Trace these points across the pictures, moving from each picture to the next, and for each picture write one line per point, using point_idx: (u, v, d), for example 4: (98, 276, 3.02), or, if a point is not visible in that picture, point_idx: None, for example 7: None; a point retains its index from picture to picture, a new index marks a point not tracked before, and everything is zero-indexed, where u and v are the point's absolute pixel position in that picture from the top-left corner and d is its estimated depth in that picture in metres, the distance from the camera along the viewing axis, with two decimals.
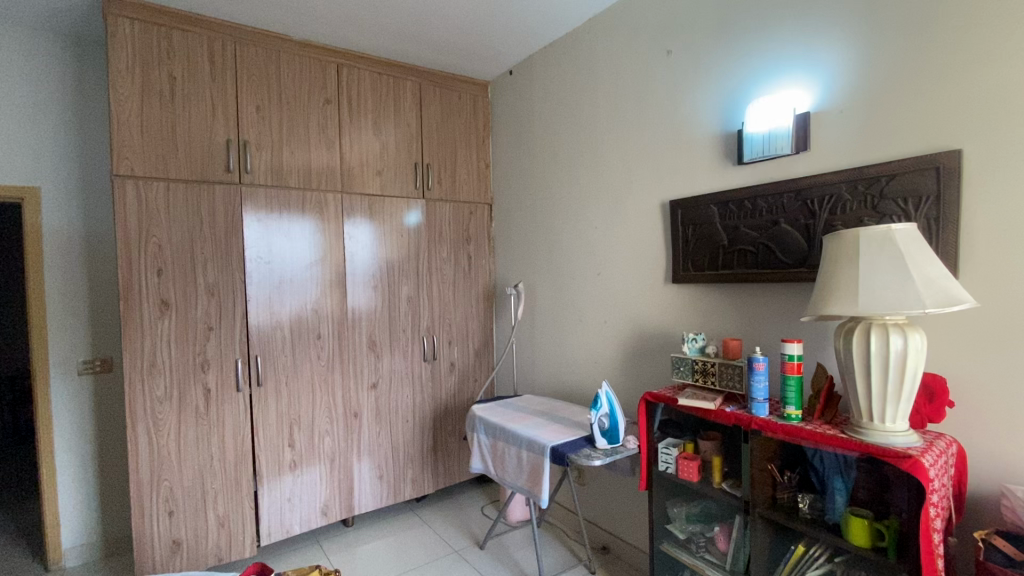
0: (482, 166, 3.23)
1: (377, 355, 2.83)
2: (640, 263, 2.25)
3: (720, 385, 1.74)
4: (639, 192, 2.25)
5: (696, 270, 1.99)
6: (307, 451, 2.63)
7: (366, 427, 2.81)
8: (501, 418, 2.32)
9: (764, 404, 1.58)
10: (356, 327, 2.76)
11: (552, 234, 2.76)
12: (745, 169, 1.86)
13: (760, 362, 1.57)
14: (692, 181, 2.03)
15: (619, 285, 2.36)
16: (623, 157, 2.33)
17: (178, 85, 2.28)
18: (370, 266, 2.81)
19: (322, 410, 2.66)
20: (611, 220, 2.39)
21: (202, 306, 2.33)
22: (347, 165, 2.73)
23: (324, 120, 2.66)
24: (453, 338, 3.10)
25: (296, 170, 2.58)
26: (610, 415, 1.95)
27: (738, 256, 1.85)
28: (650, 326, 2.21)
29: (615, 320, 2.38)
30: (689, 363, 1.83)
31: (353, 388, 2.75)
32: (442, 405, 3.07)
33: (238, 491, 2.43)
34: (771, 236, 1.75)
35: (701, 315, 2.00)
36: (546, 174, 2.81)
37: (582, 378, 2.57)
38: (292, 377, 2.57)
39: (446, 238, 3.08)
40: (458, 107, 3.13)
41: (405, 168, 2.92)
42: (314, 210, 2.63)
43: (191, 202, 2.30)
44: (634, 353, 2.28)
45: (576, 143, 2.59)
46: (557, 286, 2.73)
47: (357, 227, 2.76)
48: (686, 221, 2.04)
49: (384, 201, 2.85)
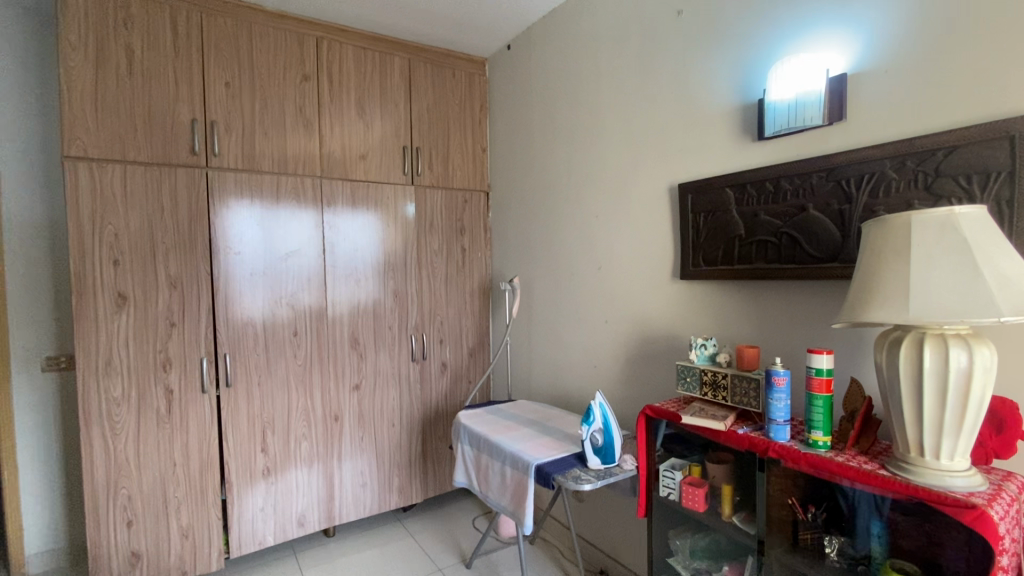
0: (478, 151, 2.98)
1: (360, 354, 2.61)
2: (645, 257, 1.98)
3: (733, 401, 1.47)
4: (644, 176, 1.98)
5: (708, 264, 1.72)
6: (282, 457, 2.44)
7: (348, 432, 2.60)
8: (487, 428, 2.08)
9: (785, 426, 1.30)
10: (336, 324, 2.55)
11: (550, 224, 2.50)
12: (767, 145, 1.57)
13: (781, 376, 1.30)
14: (704, 162, 1.76)
15: (621, 282, 2.09)
16: (628, 137, 2.06)
17: (137, 59, 2.09)
18: (353, 258, 2.59)
19: (298, 414, 2.47)
20: (613, 208, 2.13)
21: (164, 300, 2.14)
22: (327, 148, 2.51)
23: (302, 98, 2.44)
24: (444, 336, 2.88)
25: (270, 153, 2.37)
26: (604, 430, 1.70)
27: (757, 248, 1.57)
28: (654, 328, 1.95)
29: (617, 321, 2.12)
30: (697, 374, 1.56)
31: (334, 390, 2.55)
32: (432, 408, 2.85)
33: (204, 500, 2.25)
34: (797, 225, 1.47)
35: (712, 317, 1.73)
36: (544, 159, 2.55)
37: (581, 384, 2.32)
38: (266, 377, 2.38)
39: (437, 228, 2.84)
40: (452, 86, 2.88)
41: (393, 152, 2.69)
42: (290, 197, 2.42)
43: (152, 187, 2.11)
44: (636, 358, 2.02)
45: (576, 122, 2.33)
46: (555, 281, 2.47)
47: (338, 216, 2.54)
48: (697, 207, 1.76)
49: (368, 188, 2.63)
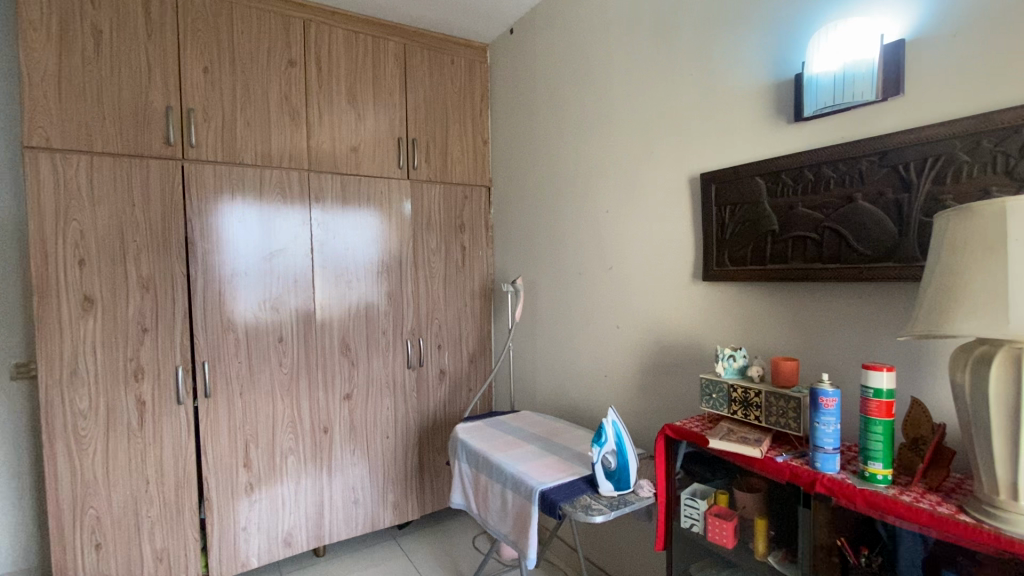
0: (479, 144, 2.79)
1: (352, 361, 2.43)
2: (662, 257, 1.79)
3: (769, 422, 1.27)
4: (661, 167, 1.78)
5: (735, 264, 1.53)
6: (267, 473, 2.26)
7: (339, 445, 2.42)
8: (487, 445, 1.89)
9: (835, 455, 1.10)
10: (326, 329, 2.36)
11: (557, 221, 2.31)
12: (805, 127, 1.37)
13: (831, 398, 1.11)
14: (730, 149, 1.56)
15: (635, 284, 1.90)
16: (642, 123, 1.86)
17: (105, 41, 1.92)
18: (342, 257, 2.41)
19: (284, 425, 2.29)
20: (625, 202, 1.93)
21: (135, 304, 1.97)
22: (315, 139, 2.32)
23: (287, 85, 2.26)
24: (442, 341, 2.69)
25: (253, 145, 2.19)
26: (618, 451, 1.50)
27: (793, 246, 1.38)
28: (672, 335, 1.75)
29: (630, 327, 1.92)
30: (726, 390, 1.37)
31: (323, 400, 2.37)
32: (429, 419, 2.66)
33: (180, 520, 2.07)
34: (842, 218, 1.27)
35: (741, 324, 1.53)
36: (550, 150, 2.35)
37: (590, 395, 2.12)
38: (248, 387, 2.20)
39: (435, 225, 2.65)
40: (451, 74, 2.69)
41: (387, 144, 2.50)
42: (275, 191, 2.24)
43: (121, 180, 1.94)
44: (653, 369, 1.82)
45: (584, 110, 2.13)
46: (561, 283, 2.27)
47: (329, 213, 2.37)
48: (722, 199, 1.56)
49: (360, 182, 2.44)
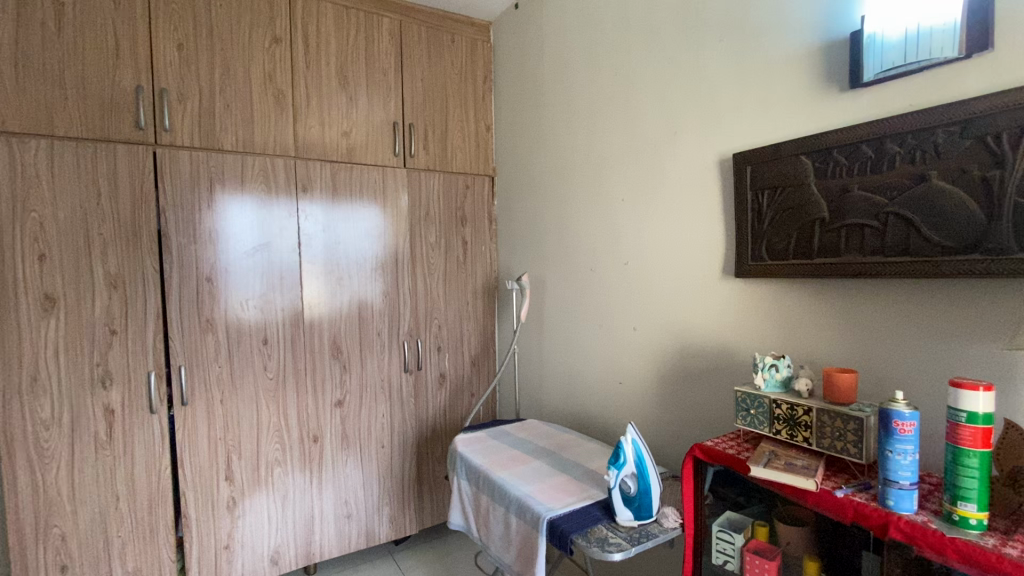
0: (482, 130, 2.59)
1: (344, 365, 2.25)
2: (688, 250, 1.58)
3: (822, 446, 1.07)
4: (686, 148, 1.57)
5: (774, 258, 1.32)
6: (252, 486, 2.08)
7: (330, 455, 2.24)
8: (488, 461, 1.70)
9: (913, 492, 0.90)
10: (315, 330, 2.18)
11: (566, 211, 2.10)
12: (861, 96, 1.16)
13: (908, 421, 0.90)
14: (770, 125, 1.35)
15: (655, 281, 1.69)
16: (663, 99, 1.65)
17: (67, 12, 1.73)
18: (333, 252, 2.22)
19: (269, 435, 2.11)
20: (644, 189, 1.72)
21: (101, 303, 1.79)
22: (302, 125, 2.13)
23: (271, 65, 2.07)
24: (442, 343, 2.50)
25: (233, 129, 2.00)
26: (638, 475, 1.29)
27: (847, 235, 1.17)
28: (698, 339, 1.55)
29: (649, 329, 1.72)
30: (767, 406, 1.17)
31: (312, 407, 2.18)
32: (428, 426, 2.47)
33: (155, 539, 1.90)
34: (911, 202, 1.06)
35: (783, 327, 1.32)
36: (558, 135, 2.15)
37: (603, 404, 1.92)
38: (229, 394, 2.02)
39: (434, 218, 2.46)
40: (451, 54, 2.49)
41: (381, 129, 2.31)
42: (258, 181, 2.05)
43: (85, 166, 1.76)
44: (676, 376, 1.62)
45: (597, 89, 1.92)
46: (571, 281, 2.07)
47: (318, 206, 2.18)
48: (759, 183, 1.35)
49: (352, 171, 2.24)
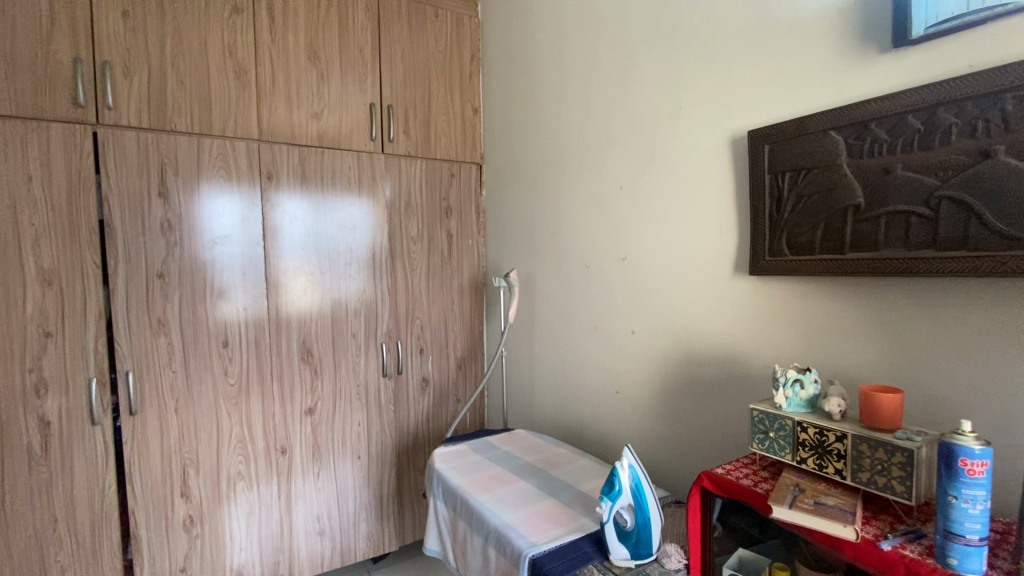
0: (469, 113, 2.39)
1: (315, 369, 2.05)
2: (694, 245, 1.38)
3: (859, 481, 0.88)
4: (692, 127, 1.37)
5: (796, 253, 1.13)
6: (211, 503, 1.89)
7: (300, 467, 2.05)
8: (468, 481, 1.51)
9: (982, 550, 0.71)
10: (283, 331, 1.99)
11: (557, 201, 1.90)
12: (905, 58, 0.96)
13: (979, 459, 0.71)
14: (792, 96, 1.15)
15: (656, 280, 1.50)
16: (667, 72, 1.45)
17: None
18: (303, 246, 2.02)
19: (231, 447, 1.91)
20: (645, 175, 1.52)
21: (34, 302, 1.59)
22: (268, 105, 1.93)
23: (231, 37, 1.86)
24: (425, 345, 2.31)
25: (188, 108, 1.80)
26: (636, 506, 1.10)
27: (888, 225, 0.97)
28: (705, 345, 1.36)
29: (649, 332, 1.53)
30: (789, 430, 0.98)
31: (279, 415, 1.99)
32: (409, 435, 2.29)
33: (100, 564, 1.71)
34: (970, 184, 0.86)
35: (806, 333, 1.13)
36: (548, 117, 1.94)
37: (597, 414, 1.73)
38: (185, 402, 1.82)
39: (416, 209, 2.26)
40: (434, 29, 2.28)
41: (356, 110, 2.10)
42: (217, 167, 1.85)
43: (14, 148, 1.56)
44: (680, 387, 1.43)
45: (591, 64, 1.72)
46: (563, 278, 1.88)
47: (286, 195, 1.98)
48: (778, 164, 1.15)
49: (324, 157, 2.04)
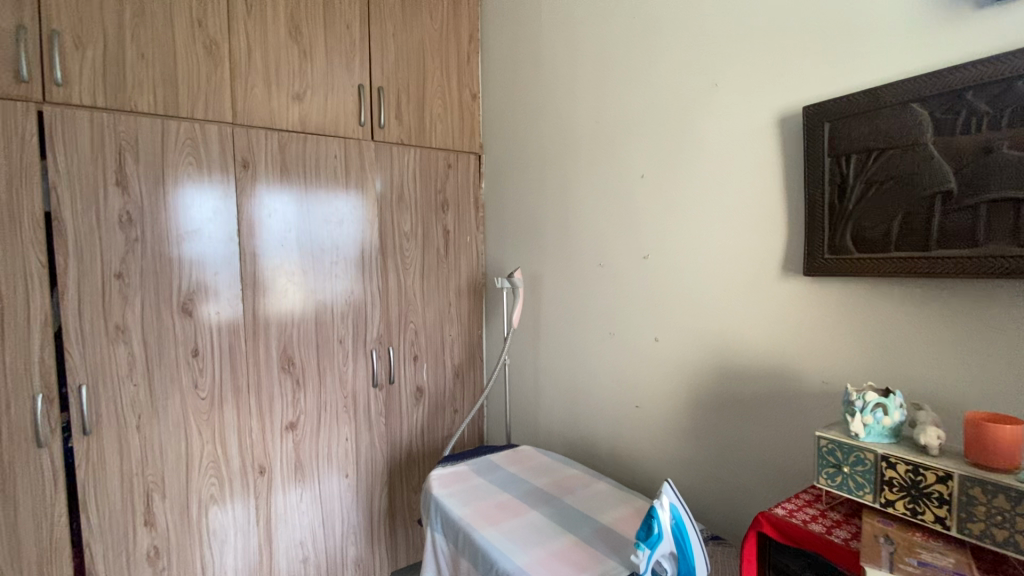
0: (467, 99, 2.20)
1: (298, 380, 1.85)
2: (732, 241, 1.20)
3: (968, 533, 0.71)
4: (729, 105, 1.20)
5: (865, 251, 0.95)
6: (180, 532, 1.68)
7: (281, 488, 1.85)
8: (471, 511, 1.32)
9: None
10: (261, 337, 1.78)
11: (565, 193, 1.72)
12: (1010, 15, 0.80)
13: None
14: (856, 65, 0.98)
15: (684, 281, 1.32)
16: (697, 43, 1.27)
17: None
18: (284, 243, 1.82)
19: (202, 468, 1.70)
20: (671, 163, 1.34)
21: None
22: (244, 85, 1.72)
23: (201, 5, 1.64)
24: (419, 351, 2.12)
25: (151, 86, 1.58)
26: (678, 553, 0.92)
27: (990, 217, 0.80)
28: (745, 357, 1.19)
29: (676, 340, 1.35)
30: (871, 465, 0.81)
31: (257, 432, 1.79)
32: (402, 450, 2.10)
33: None
34: None
35: (875, 344, 0.96)
36: (554, 100, 1.75)
37: (613, 430, 1.56)
38: (149, 419, 1.61)
39: (410, 203, 2.07)
40: (429, 5, 2.08)
41: (343, 92, 1.90)
42: (185, 153, 1.64)
43: None
44: (713, 403, 1.26)
45: (605, 38, 1.53)
46: (572, 278, 1.70)
47: (264, 186, 1.77)
48: (841, 145, 0.98)
49: (308, 145, 1.84)
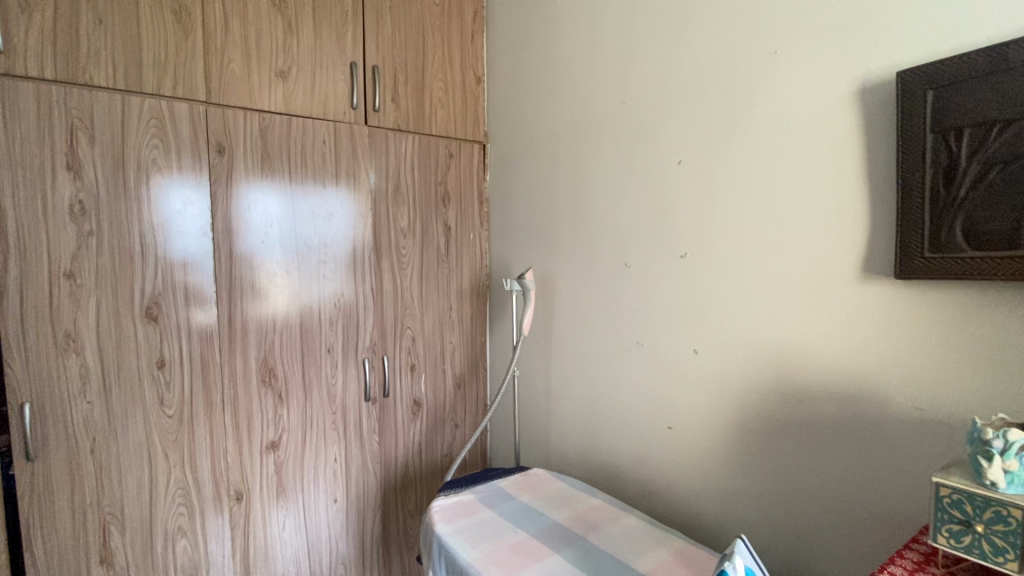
0: (470, 82, 2.00)
1: (281, 394, 1.64)
2: (796, 240, 1.02)
3: None
4: (793, 78, 1.01)
5: (981, 248, 0.77)
6: (143, 570, 1.46)
7: (261, 517, 1.63)
8: (482, 555, 1.11)
9: None
10: (239, 347, 1.57)
11: (583, 184, 1.52)
12: None
13: None
14: (972, 16, 0.79)
15: (732, 286, 1.14)
16: (750, 5, 1.09)
17: None
18: (266, 241, 1.61)
19: (169, 497, 1.49)
20: (717, 147, 1.15)
21: None
22: (220, 59, 1.51)
23: None
24: (417, 360, 1.92)
25: (109, 55, 1.36)
26: None
27: None
28: (811, 376, 1.01)
29: (719, 354, 1.17)
30: (1018, 527, 0.62)
31: (233, 454, 1.57)
32: (398, 470, 1.89)
33: None
34: None
35: (995, 363, 0.79)
36: (572, 79, 1.56)
37: (640, 454, 1.37)
38: (105, 442, 1.39)
39: (408, 196, 1.86)
40: None
41: (333, 71, 1.70)
42: (150, 135, 1.42)
43: None
44: (770, 428, 1.07)
45: (634, 6, 1.34)
46: (590, 280, 1.50)
47: (242, 175, 1.56)
48: (949, 117, 0.79)
49: (293, 129, 1.63)
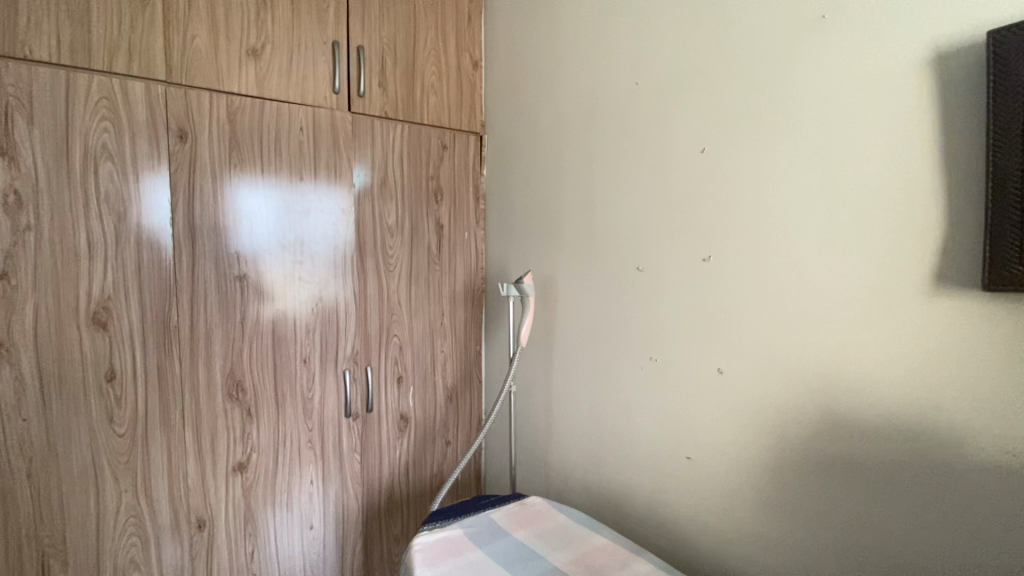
0: (467, 67, 1.84)
1: (251, 409, 1.48)
2: (846, 242, 0.88)
3: None
4: (848, 51, 0.86)
5: None
6: None
7: (226, 547, 1.46)
8: None
9: None
10: (203, 357, 1.41)
11: (589, 178, 1.36)
12: None
13: None
14: None
15: (767, 296, 0.98)
16: None
17: None
18: (237, 240, 1.44)
19: (120, 526, 1.32)
20: (749, 134, 1.00)
21: None
22: (181, 33, 1.34)
23: None
24: (405, 372, 1.76)
25: (51, 25, 1.19)
26: None
27: None
28: (868, 401, 0.86)
29: (751, 374, 1.02)
30: None
31: (195, 476, 1.41)
32: (382, 492, 1.73)
33: None
34: None
35: None
36: (578, 60, 1.39)
37: (653, 484, 1.21)
38: (45, 465, 1.22)
39: (397, 191, 1.70)
40: None
41: (313, 52, 1.53)
42: (98, 117, 1.25)
43: None
44: (815, 461, 0.93)
45: None
46: (596, 286, 1.34)
47: (209, 165, 1.40)
48: None
49: (266, 115, 1.47)
